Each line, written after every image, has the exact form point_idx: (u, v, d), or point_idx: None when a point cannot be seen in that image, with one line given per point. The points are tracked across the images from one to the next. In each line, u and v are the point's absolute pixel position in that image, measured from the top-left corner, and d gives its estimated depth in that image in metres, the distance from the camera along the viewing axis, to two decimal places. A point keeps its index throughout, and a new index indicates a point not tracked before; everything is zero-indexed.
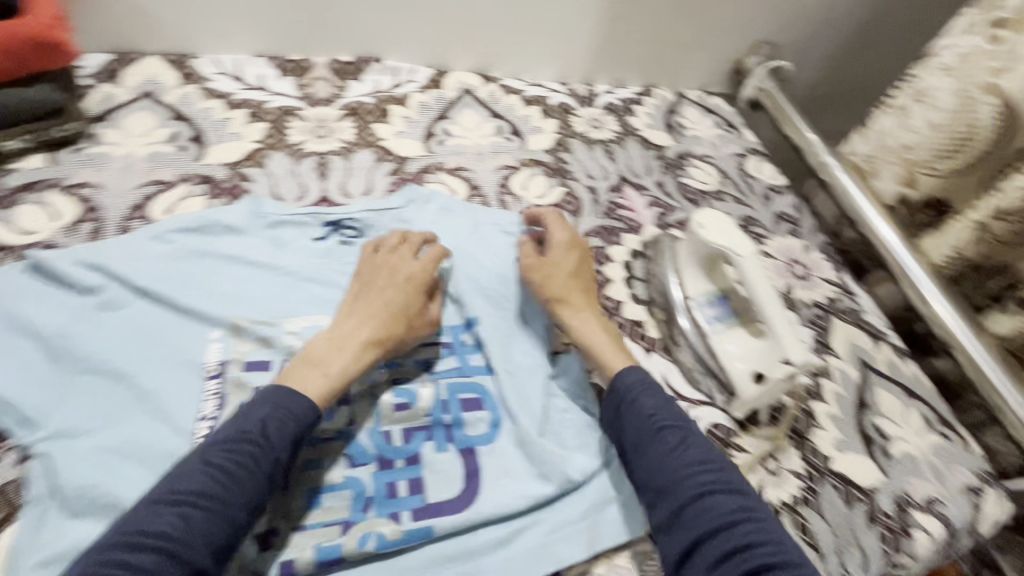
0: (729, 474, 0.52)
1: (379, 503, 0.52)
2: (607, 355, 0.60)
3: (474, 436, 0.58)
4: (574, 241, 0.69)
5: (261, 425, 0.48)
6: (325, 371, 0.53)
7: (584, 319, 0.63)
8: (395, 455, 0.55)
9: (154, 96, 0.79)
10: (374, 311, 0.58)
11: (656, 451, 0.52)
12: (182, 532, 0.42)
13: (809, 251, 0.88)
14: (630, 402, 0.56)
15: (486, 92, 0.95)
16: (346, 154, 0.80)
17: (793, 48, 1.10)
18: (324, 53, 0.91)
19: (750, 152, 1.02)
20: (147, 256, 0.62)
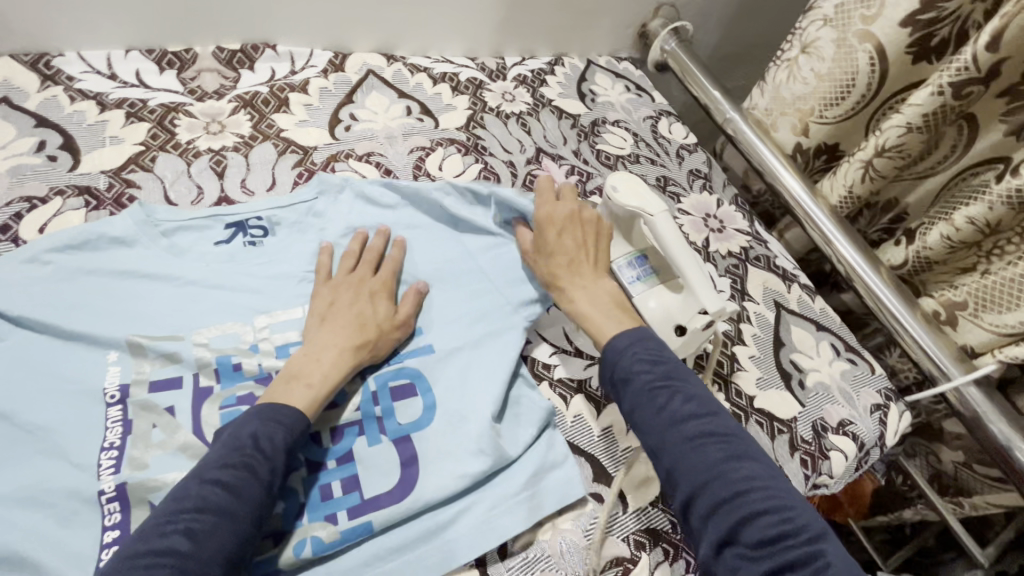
0: (721, 421, 0.53)
1: (312, 507, 0.51)
2: (597, 323, 0.62)
3: (407, 424, 0.57)
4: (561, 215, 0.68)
5: (253, 438, 0.47)
6: (307, 381, 0.53)
7: (570, 295, 0.64)
8: (324, 457, 0.54)
9: (13, 104, 0.71)
10: (351, 320, 0.59)
11: (649, 413, 0.54)
12: (194, 551, 0.41)
13: (722, 205, 0.92)
14: (619, 368, 0.57)
15: (391, 72, 0.92)
16: (245, 150, 0.75)
17: (691, 9, 1.12)
18: (207, 42, 0.84)
19: (661, 113, 1.04)
20: (19, 281, 0.56)
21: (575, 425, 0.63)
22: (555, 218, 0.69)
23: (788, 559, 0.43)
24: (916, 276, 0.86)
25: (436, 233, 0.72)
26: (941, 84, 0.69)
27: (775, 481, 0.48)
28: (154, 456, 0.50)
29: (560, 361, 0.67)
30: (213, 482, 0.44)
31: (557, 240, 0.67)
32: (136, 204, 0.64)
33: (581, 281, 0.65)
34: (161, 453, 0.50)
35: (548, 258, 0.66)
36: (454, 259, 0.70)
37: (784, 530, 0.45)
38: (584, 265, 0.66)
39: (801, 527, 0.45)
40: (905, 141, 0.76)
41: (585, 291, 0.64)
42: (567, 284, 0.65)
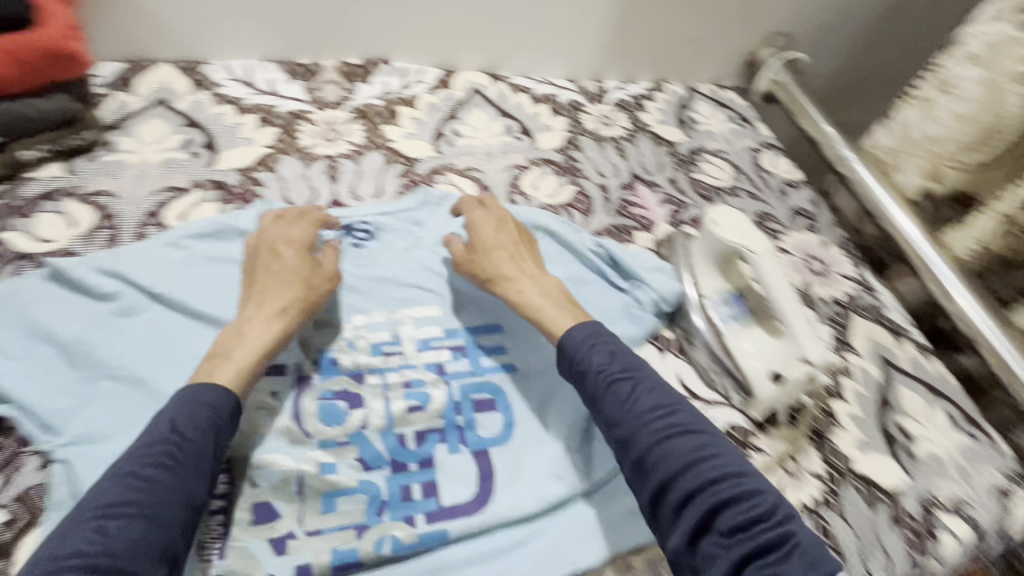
0: (684, 412, 0.53)
1: (393, 506, 0.52)
2: (550, 315, 0.60)
3: (487, 437, 0.58)
4: (491, 225, 0.68)
5: (171, 425, 0.46)
6: (230, 358, 0.52)
7: (518, 290, 0.62)
8: (407, 458, 0.55)
9: (167, 103, 0.79)
10: (273, 283, 0.58)
11: (612, 407, 0.53)
12: (107, 548, 0.40)
13: (827, 247, 0.86)
14: (577, 362, 0.56)
15: (495, 91, 0.95)
16: (356, 157, 0.80)
17: (807, 40, 1.09)
18: (333, 57, 0.91)
19: (764, 146, 1.00)
20: (162, 262, 0.62)
21: None
22: (482, 226, 0.67)
23: (763, 542, 0.45)
24: None
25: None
26: None
27: (742, 466, 0.49)
28: (258, 436, 0.54)
29: None
30: (131, 475, 0.43)
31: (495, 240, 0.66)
32: (261, 201, 0.70)
33: (527, 273, 0.64)
34: (263, 434, 0.54)
35: (487, 258, 0.64)
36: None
37: (757, 513, 0.46)
38: (526, 261, 0.65)
39: (772, 509, 0.46)
40: None
41: (534, 283, 0.63)
42: (513, 278, 0.63)
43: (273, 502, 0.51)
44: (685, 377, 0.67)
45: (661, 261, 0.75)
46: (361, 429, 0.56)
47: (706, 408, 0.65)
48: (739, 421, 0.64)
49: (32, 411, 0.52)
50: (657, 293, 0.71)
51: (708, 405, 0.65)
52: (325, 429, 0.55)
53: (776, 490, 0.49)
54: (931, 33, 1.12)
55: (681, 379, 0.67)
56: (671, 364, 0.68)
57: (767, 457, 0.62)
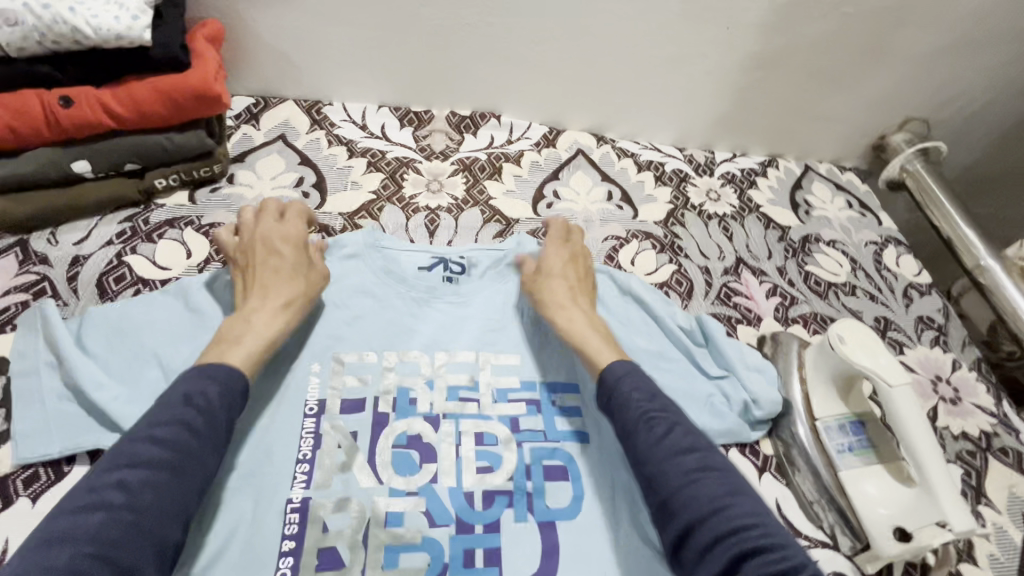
0: (716, 457, 0.50)
1: (454, 570, 0.50)
2: (596, 347, 0.60)
3: (556, 509, 0.54)
4: (566, 256, 0.69)
5: (185, 396, 0.48)
6: (240, 344, 0.53)
7: (569, 317, 0.63)
8: (474, 520, 0.52)
9: (287, 140, 0.83)
10: (273, 273, 0.59)
11: (643, 443, 0.51)
12: (127, 503, 0.41)
13: (958, 369, 0.76)
14: (615, 394, 0.54)
15: (600, 154, 0.92)
16: (456, 212, 0.79)
17: (946, 128, 1.00)
18: (444, 106, 0.92)
19: (887, 240, 0.91)
20: None
21: None
22: (554, 254, 0.69)
23: None
24: None
25: (610, 316, 0.70)
26: None
27: (771, 518, 0.47)
28: (335, 478, 0.53)
29: None
30: (147, 438, 0.45)
31: (561, 269, 0.68)
32: (368, 226, 0.71)
33: (581, 308, 0.64)
34: (341, 475, 0.53)
35: (547, 284, 0.66)
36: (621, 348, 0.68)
37: (787, 565, 0.43)
38: (583, 298, 0.66)
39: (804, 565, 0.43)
40: None
41: (585, 316, 0.63)
42: (565, 306, 0.64)
43: (337, 549, 0.50)
44: (784, 505, 0.60)
45: (764, 361, 0.68)
46: (432, 481, 0.54)
47: (808, 548, 0.57)
48: (846, 570, 0.56)
49: None
50: (749, 394, 0.64)
51: (810, 545, 0.57)
52: (396, 478, 0.54)
53: (800, 548, 0.45)
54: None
55: (779, 507, 0.59)
56: (770, 487, 0.61)
57: None
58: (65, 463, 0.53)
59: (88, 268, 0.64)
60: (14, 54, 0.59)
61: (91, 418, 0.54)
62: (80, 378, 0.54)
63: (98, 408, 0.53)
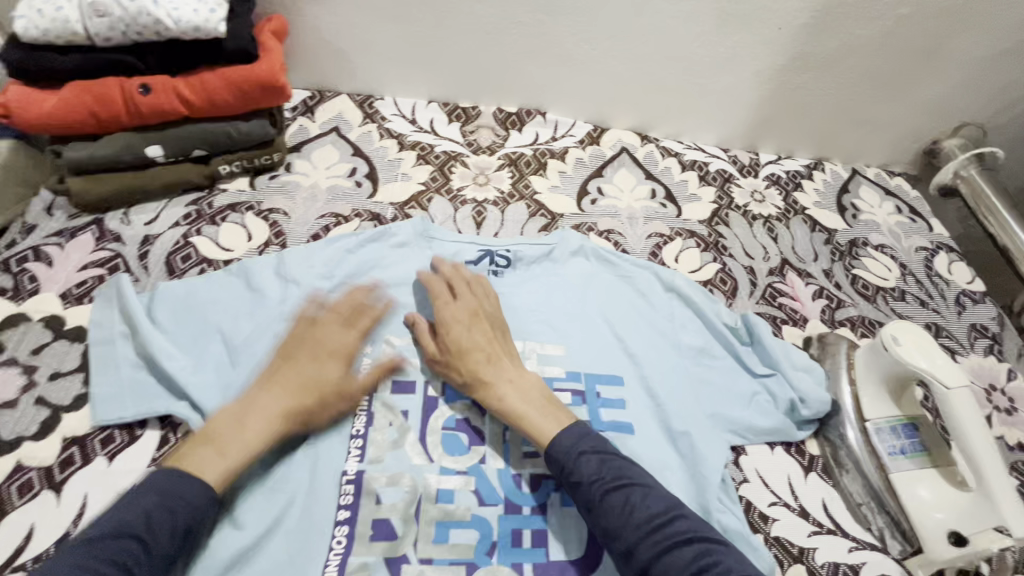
0: (686, 515, 0.49)
1: (502, 549, 0.51)
2: (533, 419, 0.55)
3: None
4: (466, 313, 0.61)
5: (146, 516, 0.44)
6: (220, 450, 0.50)
7: (499, 396, 0.56)
8: (521, 501, 0.54)
9: (340, 132, 0.85)
10: (290, 380, 0.55)
11: (609, 520, 0.49)
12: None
13: (1014, 378, 0.74)
14: (567, 469, 0.52)
15: (644, 153, 0.93)
16: (502, 205, 0.81)
17: (1003, 134, 0.97)
18: (491, 103, 0.94)
19: (938, 246, 0.89)
20: (314, 263, 0.66)
21: None
22: (455, 315, 0.61)
23: None
24: None
25: (654, 311, 0.70)
26: None
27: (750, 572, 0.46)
28: (387, 453, 0.55)
29: (779, 516, 0.57)
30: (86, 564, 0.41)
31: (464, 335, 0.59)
32: (416, 217, 0.73)
33: (505, 375, 0.58)
34: (393, 451, 0.55)
35: (461, 359, 0.58)
36: (666, 342, 0.67)
37: None
38: (501, 360, 0.58)
39: None
40: None
41: (514, 388, 0.57)
42: (490, 383, 0.57)
43: (391, 521, 0.51)
44: (830, 504, 0.59)
45: (811, 361, 0.67)
46: (481, 462, 0.55)
47: (855, 548, 0.56)
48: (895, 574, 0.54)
49: (198, 408, 0.55)
50: (796, 393, 0.64)
51: (858, 546, 0.56)
52: (447, 457, 0.55)
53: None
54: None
55: (826, 507, 0.58)
56: (816, 487, 0.60)
57: None
58: (138, 428, 0.55)
59: (157, 247, 0.67)
60: (99, 44, 0.63)
61: (161, 387, 0.56)
62: (150, 350, 0.57)
63: (167, 377, 0.56)
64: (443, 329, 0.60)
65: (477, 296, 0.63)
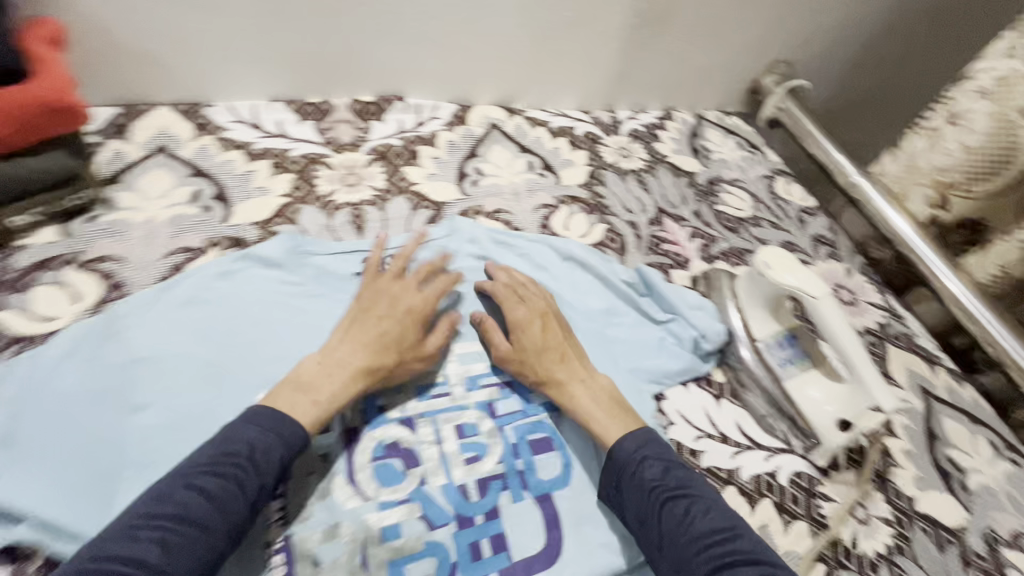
0: (747, 538, 0.48)
1: (464, 567, 0.49)
2: (602, 421, 0.56)
3: (548, 480, 0.55)
4: (537, 314, 0.62)
5: (248, 448, 0.46)
6: (315, 397, 0.50)
7: (571, 396, 0.57)
8: (473, 511, 0.52)
9: (169, 151, 0.72)
10: (369, 335, 0.55)
11: (666, 528, 0.48)
12: (161, 563, 0.39)
13: (852, 275, 0.87)
14: (630, 476, 0.52)
15: (513, 126, 0.92)
16: (381, 204, 0.75)
17: (808, 67, 1.12)
18: (343, 94, 0.85)
19: (776, 173, 1.01)
20: (168, 319, 0.57)
21: None
22: (524, 321, 0.61)
23: None
24: None
25: (556, 282, 0.71)
26: None
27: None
28: (315, 507, 0.49)
29: (706, 448, 0.62)
30: (192, 487, 0.43)
31: (540, 342, 0.60)
32: (284, 233, 0.67)
33: (578, 376, 0.59)
34: (321, 503, 0.50)
35: (537, 363, 0.59)
36: (576, 311, 0.69)
37: None
38: (575, 363, 0.59)
39: None
40: None
41: (587, 390, 0.58)
42: (564, 383, 0.58)
43: None
44: (743, 425, 0.65)
45: (703, 299, 0.73)
46: (421, 485, 0.52)
47: (770, 457, 0.63)
48: (803, 468, 0.63)
49: (56, 528, 0.45)
50: (697, 331, 0.69)
51: (772, 453, 0.63)
52: (384, 490, 0.51)
53: None
54: (933, 78, 1.21)
55: (740, 428, 0.65)
56: (729, 411, 0.66)
57: (837, 506, 0.60)
58: None
59: None
60: None
61: None
62: None
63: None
64: (518, 332, 0.60)
65: (539, 296, 0.64)
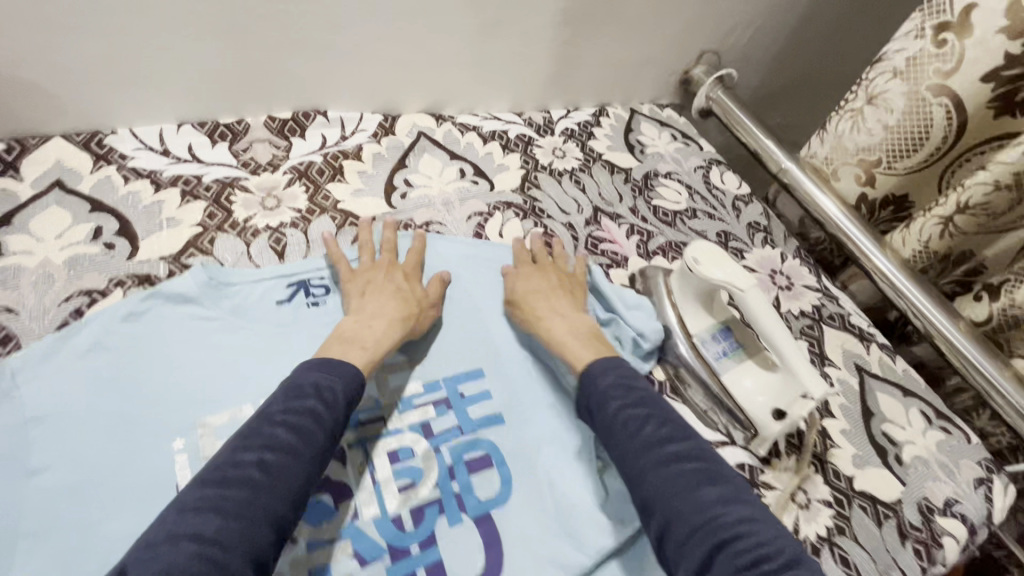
0: (698, 445, 0.52)
1: None
2: (574, 347, 0.60)
3: (487, 500, 0.54)
4: (552, 269, 0.70)
5: (315, 385, 0.49)
6: (362, 344, 0.56)
7: (547, 326, 0.63)
8: (408, 541, 0.50)
9: (66, 185, 0.68)
10: (392, 292, 0.62)
11: (623, 438, 0.52)
12: (268, 481, 0.43)
13: (787, 260, 0.89)
14: (596, 396, 0.55)
15: (442, 133, 0.90)
16: (303, 226, 0.72)
17: (735, 55, 1.13)
18: (259, 111, 0.81)
19: (711, 162, 1.02)
20: (66, 370, 0.53)
21: None
22: (527, 272, 0.69)
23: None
24: (1001, 333, 0.81)
25: (495, 289, 0.70)
26: None
27: (763, 529, 0.46)
28: None
29: None
30: (279, 422, 0.46)
31: (546, 287, 0.67)
32: (200, 264, 0.63)
33: (558, 312, 0.64)
34: None
35: (533, 303, 0.65)
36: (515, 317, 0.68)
37: (758, 555, 0.44)
38: (564, 305, 0.66)
39: (773, 539, 0.45)
40: (992, 200, 0.75)
41: (563, 322, 0.63)
42: (542, 316, 0.64)
43: None
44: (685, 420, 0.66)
45: (641, 297, 0.73)
46: (353, 519, 0.51)
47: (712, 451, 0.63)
48: (745, 459, 0.63)
49: None
50: (635, 330, 0.69)
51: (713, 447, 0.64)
52: (312, 529, 0.49)
53: (767, 512, 0.48)
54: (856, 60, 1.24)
55: None
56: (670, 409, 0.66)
57: (779, 494, 0.61)
58: None
59: None
60: None
61: None
62: None
63: None
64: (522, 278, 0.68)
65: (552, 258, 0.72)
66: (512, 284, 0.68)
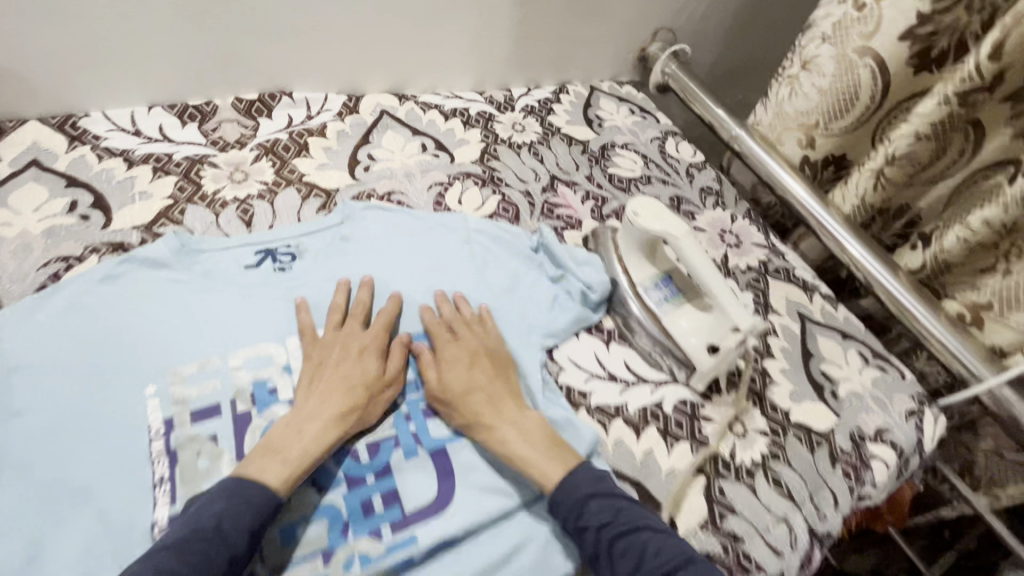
0: (699, 565, 0.49)
1: (356, 523, 0.53)
2: (535, 463, 0.56)
3: (440, 437, 0.60)
4: (473, 354, 0.63)
5: (218, 519, 0.47)
6: (284, 457, 0.52)
7: (498, 436, 0.58)
8: (364, 471, 0.56)
9: (42, 164, 0.72)
10: (337, 386, 0.57)
11: (620, 569, 0.50)
12: None
13: (737, 220, 0.94)
14: (578, 517, 0.53)
15: (405, 111, 0.94)
16: (270, 197, 0.76)
17: (689, 31, 1.17)
18: (227, 93, 0.86)
19: (667, 133, 1.07)
20: (45, 326, 0.57)
21: (619, 451, 0.63)
22: (452, 365, 0.62)
23: None
24: (935, 279, 0.87)
25: (452, 251, 0.74)
26: (946, 94, 0.73)
27: None
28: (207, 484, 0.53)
29: (594, 388, 0.67)
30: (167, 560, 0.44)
31: (472, 381, 0.60)
32: (172, 233, 0.67)
33: (507, 418, 0.59)
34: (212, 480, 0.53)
35: (467, 404, 0.59)
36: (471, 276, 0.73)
37: None
38: (505, 403, 0.60)
39: None
40: (915, 150, 0.79)
41: (516, 430, 0.58)
42: (489, 426, 0.58)
43: None
44: (631, 362, 0.70)
45: (591, 254, 0.78)
46: None
47: (655, 389, 0.68)
48: (687, 395, 0.68)
49: None
50: (583, 283, 0.74)
51: (657, 385, 0.68)
52: None
53: None
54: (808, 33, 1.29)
55: (628, 365, 0.70)
56: (618, 353, 0.71)
57: (717, 425, 0.66)
58: None
59: None
60: None
61: None
62: None
63: None
64: (443, 374, 0.61)
65: (472, 334, 0.65)
66: (437, 381, 0.61)
